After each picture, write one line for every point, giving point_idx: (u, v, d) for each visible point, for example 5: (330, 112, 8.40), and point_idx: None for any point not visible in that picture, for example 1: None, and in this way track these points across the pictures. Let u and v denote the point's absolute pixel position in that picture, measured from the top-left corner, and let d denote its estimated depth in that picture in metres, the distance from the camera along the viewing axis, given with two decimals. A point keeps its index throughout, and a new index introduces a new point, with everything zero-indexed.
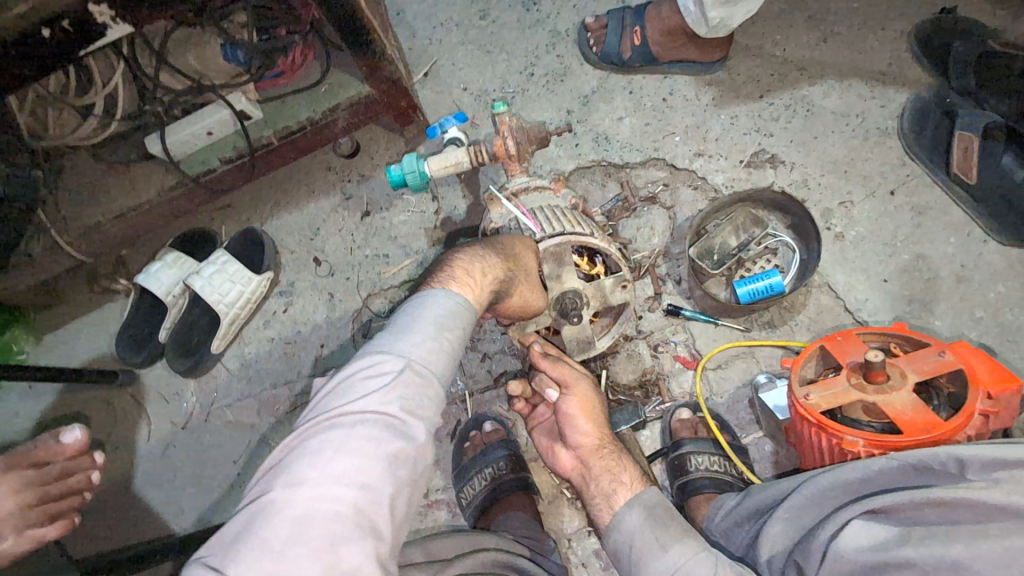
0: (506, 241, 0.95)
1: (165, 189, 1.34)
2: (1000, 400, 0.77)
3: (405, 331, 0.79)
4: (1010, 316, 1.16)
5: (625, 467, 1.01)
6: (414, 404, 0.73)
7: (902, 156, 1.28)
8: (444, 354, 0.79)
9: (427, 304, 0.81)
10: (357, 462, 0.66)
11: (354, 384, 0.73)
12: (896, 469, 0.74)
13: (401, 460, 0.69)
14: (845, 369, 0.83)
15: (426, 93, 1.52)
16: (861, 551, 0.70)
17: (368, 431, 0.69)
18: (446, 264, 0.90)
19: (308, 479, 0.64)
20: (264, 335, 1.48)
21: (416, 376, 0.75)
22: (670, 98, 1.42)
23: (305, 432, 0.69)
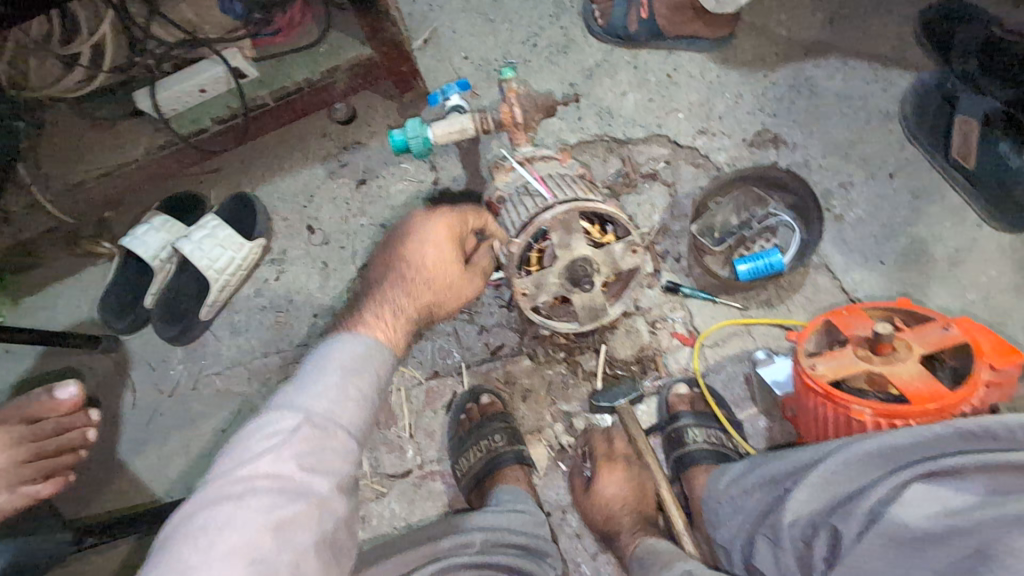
0: (412, 237, 0.91)
1: (153, 148, 1.28)
2: (1004, 371, 0.80)
3: (309, 380, 0.73)
4: (1001, 298, 1.18)
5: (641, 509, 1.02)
6: (313, 460, 0.67)
7: (902, 139, 1.29)
8: (351, 403, 0.72)
9: (330, 351, 0.75)
10: (249, 533, 0.59)
11: (246, 449, 0.66)
12: (954, 435, 0.73)
13: (300, 522, 0.62)
14: (851, 342, 0.86)
15: (426, 60, 1.48)
16: (923, 510, 0.68)
17: (257, 501, 0.62)
18: (358, 302, 0.87)
19: (188, 567, 0.56)
20: (255, 303, 1.44)
21: (315, 431, 0.68)
22: (675, 74, 1.41)
23: (183, 512, 0.62)
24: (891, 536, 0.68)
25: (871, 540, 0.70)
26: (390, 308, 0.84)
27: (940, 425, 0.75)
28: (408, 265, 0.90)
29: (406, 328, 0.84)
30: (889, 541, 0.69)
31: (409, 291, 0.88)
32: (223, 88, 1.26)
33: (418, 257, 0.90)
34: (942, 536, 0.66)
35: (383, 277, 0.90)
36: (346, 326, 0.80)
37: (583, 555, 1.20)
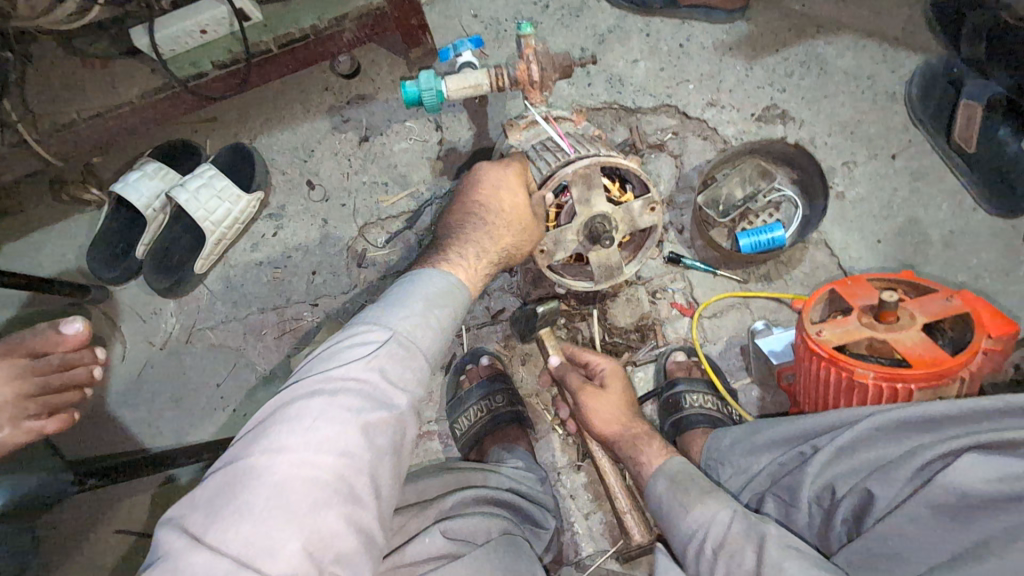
0: (501, 199, 0.94)
1: (150, 91, 1.25)
2: (1001, 340, 0.84)
3: (397, 304, 0.80)
4: (990, 280, 1.23)
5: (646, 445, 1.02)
6: (397, 374, 0.74)
7: (906, 122, 1.31)
8: (432, 328, 0.79)
9: (421, 280, 0.83)
10: (337, 430, 0.67)
11: (341, 353, 0.75)
12: (997, 408, 0.77)
13: (380, 430, 0.70)
14: (856, 310, 0.90)
15: (434, 16, 1.44)
16: (972, 482, 0.72)
17: (345, 401, 0.70)
18: (447, 241, 0.94)
19: (284, 447, 0.65)
20: (251, 258, 1.41)
21: (401, 346, 0.76)
22: (687, 44, 1.39)
23: (282, 398, 0.70)
24: (936, 501, 0.74)
25: (914, 504, 0.75)
26: (479, 256, 0.93)
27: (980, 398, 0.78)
28: (488, 211, 0.95)
29: (486, 270, 0.94)
30: (931, 506, 0.74)
31: (491, 233, 0.94)
32: (226, 30, 1.20)
33: (501, 203, 0.94)
34: (990, 502, 0.71)
35: (466, 222, 0.96)
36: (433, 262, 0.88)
37: (576, 515, 1.22)
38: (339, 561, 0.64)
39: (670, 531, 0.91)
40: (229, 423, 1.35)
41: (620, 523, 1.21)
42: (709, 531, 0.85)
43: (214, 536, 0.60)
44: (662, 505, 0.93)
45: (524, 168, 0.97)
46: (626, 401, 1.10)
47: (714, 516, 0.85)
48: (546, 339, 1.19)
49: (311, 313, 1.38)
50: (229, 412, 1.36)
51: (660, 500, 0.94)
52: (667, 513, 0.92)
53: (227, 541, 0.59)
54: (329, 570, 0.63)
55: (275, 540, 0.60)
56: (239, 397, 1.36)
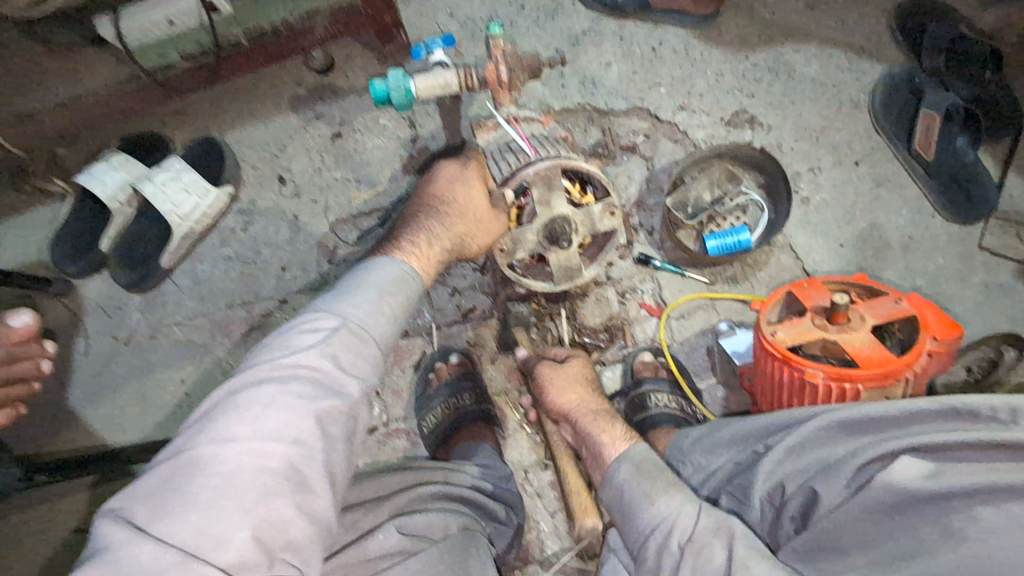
0: (455, 191, 0.98)
1: (116, 82, 1.30)
2: (945, 342, 0.87)
3: (348, 295, 0.81)
4: (946, 284, 1.26)
5: (608, 429, 1.03)
6: (349, 362, 0.76)
7: (870, 129, 1.34)
8: (383, 317, 0.81)
9: (373, 271, 0.85)
10: (289, 418, 0.67)
11: (291, 342, 0.75)
12: (931, 409, 0.79)
13: (332, 418, 0.71)
14: (810, 311, 0.92)
15: (409, 13, 1.43)
16: (908, 480, 0.74)
17: (297, 389, 0.70)
18: (404, 233, 0.96)
19: (235, 436, 0.65)
20: (220, 253, 1.39)
21: (353, 335, 0.77)
22: (660, 48, 1.40)
23: (231, 387, 0.70)
24: (876, 500, 0.74)
25: (853, 503, 0.76)
26: (431, 247, 0.95)
27: (919, 401, 0.81)
28: (445, 204, 0.98)
29: (438, 261, 0.96)
30: (869, 506, 0.75)
31: (445, 227, 0.97)
32: (195, 24, 1.17)
33: (457, 198, 0.98)
34: (923, 500, 0.72)
35: (422, 214, 0.99)
36: (386, 254, 0.90)
37: (543, 514, 1.23)
38: (291, 548, 0.64)
39: (628, 526, 0.91)
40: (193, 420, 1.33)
41: None
42: (675, 525, 0.85)
43: (161, 527, 0.59)
44: (633, 492, 0.91)
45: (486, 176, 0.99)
46: (587, 384, 1.13)
47: (681, 510, 0.86)
48: (520, 339, 1.24)
49: (279, 310, 1.37)
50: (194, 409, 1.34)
51: (629, 486, 0.92)
52: (626, 509, 0.91)
53: (176, 531, 0.58)
54: (280, 559, 0.63)
55: (225, 528, 0.60)
56: (205, 393, 1.35)
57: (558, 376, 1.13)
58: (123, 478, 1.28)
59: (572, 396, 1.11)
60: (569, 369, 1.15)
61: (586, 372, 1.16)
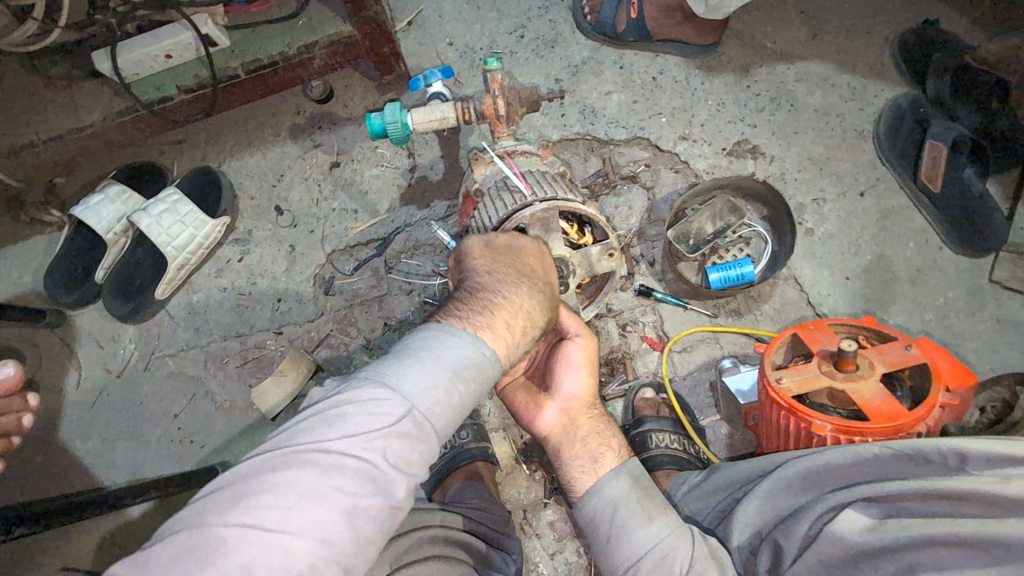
0: (530, 259, 0.87)
1: (112, 114, 1.21)
2: (958, 393, 0.83)
3: (419, 370, 0.72)
4: (956, 319, 1.22)
5: (612, 434, 0.97)
6: (401, 457, 0.68)
7: (874, 159, 1.32)
8: (449, 403, 0.72)
9: (446, 343, 0.75)
10: (325, 515, 0.60)
11: (344, 419, 0.67)
12: (887, 455, 0.76)
13: (369, 519, 0.63)
14: (816, 357, 0.89)
15: (409, 43, 1.43)
16: (857, 533, 0.72)
17: (341, 483, 0.63)
18: (486, 298, 0.81)
19: (263, 527, 0.58)
20: (215, 283, 1.37)
21: (412, 422, 0.69)
22: (660, 78, 1.39)
23: (269, 462, 0.63)
24: (826, 554, 0.72)
25: (808, 556, 0.73)
26: (513, 309, 0.81)
27: (874, 445, 0.77)
28: (539, 277, 0.86)
29: (523, 325, 0.82)
30: (825, 557, 0.72)
31: (526, 285, 0.83)
32: (192, 55, 1.18)
33: (540, 269, 0.87)
34: (871, 554, 0.70)
35: (508, 278, 0.83)
36: (466, 315, 0.79)
37: (541, 555, 1.19)
38: None
39: (609, 550, 0.87)
40: (186, 456, 1.30)
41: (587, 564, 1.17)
42: (667, 548, 0.82)
43: None
44: (616, 514, 0.87)
45: (540, 246, 0.90)
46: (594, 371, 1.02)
47: (673, 534, 0.83)
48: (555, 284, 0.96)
49: (274, 342, 1.34)
50: (187, 445, 1.31)
51: (612, 506, 0.88)
52: (606, 532, 0.87)
53: None
54: None
55: None
56: (196, 428, 1.31)
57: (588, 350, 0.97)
58: (111, 517, 1.25)
59: (590, 380, 0.97)
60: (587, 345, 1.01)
61: None
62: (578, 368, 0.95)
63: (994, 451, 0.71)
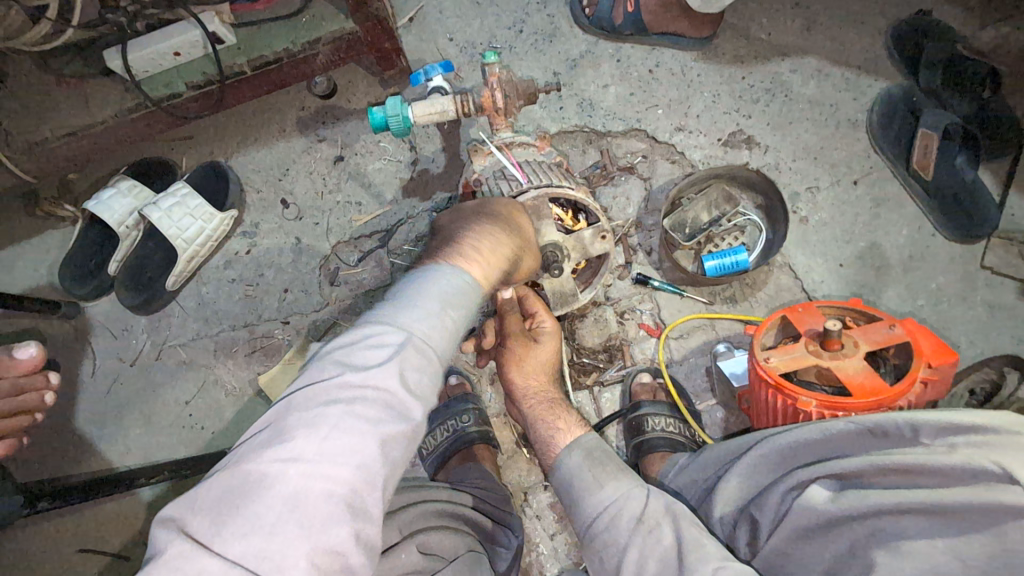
0: (499, 209, 0.92)
1: (124, 111, 1.25)
2: (939, 369, 0.86)
3: (411, 301, 0.74)
4: (947, 304, 1.25)
5: (559, 414, 1.05)
6: (417, 381, 0.69)
7: (868, 148, 1.34)
8: (447, 330, 0.74)
9: (434, 277, 0.77)
10: (355, 443, 0.62)
11: (354, 355, 0.69)
12: (850, 430, 0.79)
13: (399, 440, 0.65)
14: (803, 337, 0.92)
15: (410, 39, 1.46)
16: (818, 505, 0.76)
17: (365, 410, 0.64)
18: (460, 235, 0.86)
19: (299, 458, 0.59)
20: (224, 275, 1.41)
21: (417, 350, 0.70)
22: (656, 70, 1.42)
23: (295, 403, 0.64)
24: (797, 526, 0.77)
25: (781, 530, 0.78)
26: (485, 245, 0.84)
27: (838, 421, 0.81)
28: (500, 219, 0.90)
29: (501, 263, 0.86)
30: (797, 530, 0.77)
31: (504, 231, 0.88)
32: (200, 53, 1.22)
33: (499, 211, 0.92)
34: (834, 524, 0.74)
35: (479, 221, 0.88)
36: (445, 257, 0.81)
37: (541, 535, 1.22)
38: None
39: (574, 516, 0.94)
40: (198, 442, 1.35)
41: None
42: (623, 506, 0.88)
43: (221, 543, 0.55)
44: (572, 488, 0.94)
45: (520, 206, 0.95)
46: (538, 364, 1.09)
47: (628, 493, 0.89)
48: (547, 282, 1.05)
49: (282, 331, 1.38)
50: (199, 432, 1.35)
51: (568, 482, 0.95)
52: (571, 500, 0.94)
53: (234, 544, 0.55)
54: None
55: (285, 553, 0.55)
56: (207, 414, 1.36)
57: (520, 347, 1.07)
58: (127, 499, 1.30)
59: (523, 371, 1.08)
60: (533, 345, 1.07)
61: (559, 350, 1.11)
62: (510, 364, 1.08)
63: (945, 420, 0.73)
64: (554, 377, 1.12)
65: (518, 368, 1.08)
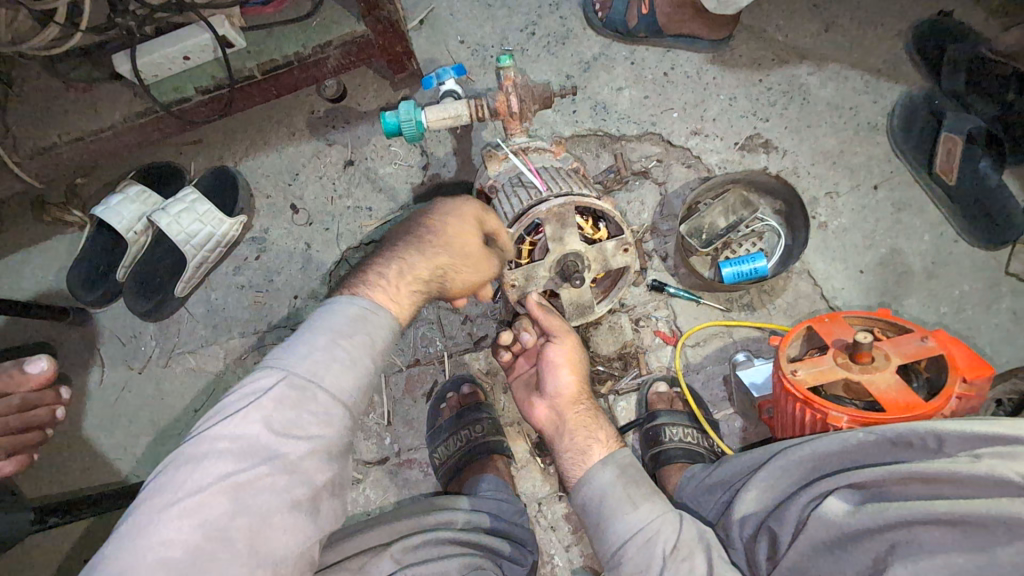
0: (445, 214, 0.91)
1: (131, 116, 1.23)
2: (975, 384, 0.84)
3: (296, 344, 0.75)
4: (970, 312, 1.22)
5: (599, 425, 1.01)
6: (289, 420, 0.70)
7: (888, 152, 1.31)
8: (332, 367, 0.74)
9: (324, 318, 0.78)
10: (198, 496, 0.63)
11: (230, 399, 0.71)
12: (873, 441, 0.78)
13: (260, 485, 0.66)
14: (832, 349, 0.90)
15: (421, 42, 1.44)
16: (840, 518, 0.74)
17: (214, 460, 0.66)
18: (378, 265, 0.87)
19: (143, 523, 0.61)
20: (233, 281, 1.40)
21: (293, 390, 0.71)
22: (672, 73, 1.39)
23: (167, 459, 0.67)
24: (815, 538, 0.75)
25: (801, 544, 0.76)
26: (394, 275, 0.86)
27: (861, 432, 0.80)
28: (433, 232, 0.89)
29: (413, 288, 0.87)
30: (817, 542, 0.75)
31: (416, 250, 0.88)
32: (209, 56, 1.19)
33: (441, 226, 0.90)
34: (856, 537, 0.73)
35: (398, 249, 0.89)
36: (341, 295, 0.83)
37: (555, 546, 1.20)
38: None
39: (602, 531, 0.92)
40: None
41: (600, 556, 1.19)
42: (656, 533, 0.87)
43: None
44: (603, 503, 0.92)
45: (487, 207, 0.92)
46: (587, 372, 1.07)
47: (660, 519, 0.88)
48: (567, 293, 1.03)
49: None
50: None
51: (598, 497, 0.93)
52: (599, 518, 0.92)
53: None
54: None
55: None
56: None
57: (574, 350, 1.04)
58: None
59: (577, 378, 1.04)
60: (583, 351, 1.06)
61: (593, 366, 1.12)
62: (563, 366, 1.03)
63: (968, 430, 0.72)
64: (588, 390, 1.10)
65: (576, 375, 1.04)
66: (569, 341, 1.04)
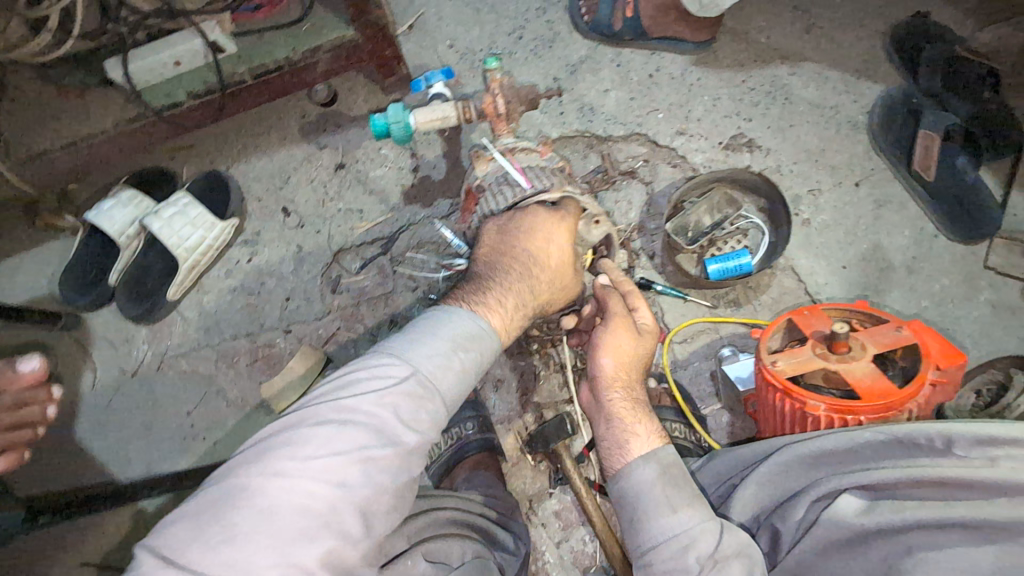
0: (539, 225, 0.96)
1: (122, 121, 1.24)
2: (948, 371, 0.86)
3: (419, 341, 0.81)
4: (951, 306, 1.24)
5: (641, 419, 0.91)
6: (410, 415, 0.75)
7: (868, 150, 1.34)
8: (451, 371, 0.80)
9: (442, 321, 0.84)
10: (332, 461, 0.68)
11: (356, 382, 0.76)
12: (881, 441, 0.77)
13: (382, 466, 0.70)
14: (810, 340, 0.92)
15: (410, 46, 1.47)
16: (852, 518, 0.72)
17: (354, 432, 0.71)
18: (484, 279, 0.94)
19: (280, 471, 0.66)
20: (225, 284, 1.41)
21: (417, 388, 0.77)
22: (657, 75, 1.42)
23: (293, 421, 0.71)
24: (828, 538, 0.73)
25: (807, 543, 0.75)
26: (509, 301, 0.92)
27: (867, 431, 0.79)
28: (535, 258, 0.96)
29: (513, 301, 0.93)
30: (823, 543, 0.74)
31: (511, 271, 0.94)
32: (200, 62, 1.21)
33: (526, 250, 0.95)
34: (864, 539, 0.71)
35: (503, 264, 0.95)
36: (463, 304, 0.89)
37: (546, 542, 1.21)
38: None
39: (635, 534, 0.83)
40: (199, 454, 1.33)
41: (591, 552, 1.20)
42: (693, 540, 0.78)
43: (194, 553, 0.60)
44: (640, 501, 0.83)
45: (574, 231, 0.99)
46: (639, 360, 0.97)
47: (700, 527, 0.78)
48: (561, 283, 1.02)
49: (283, 340, 1.36)
50: (201, 443, 1.33)
51: (635, 493, 0.84)
52: (634, 520, 0.83)
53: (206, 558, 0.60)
54: None
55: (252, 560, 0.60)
56: (208, 425, 1.34)
57: (627, 335, 0.94)
58: (130, 511, 1.29)
59: (621, 365, 0.94)
60: (641, 337, 0.96)
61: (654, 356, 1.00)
62: (609, 351, 0.94)
63: (981, 432, 0.72)
64: (642, 380, 0.98)
65: (617, 359, 0.94)
66: (619, 326, 0.94)
